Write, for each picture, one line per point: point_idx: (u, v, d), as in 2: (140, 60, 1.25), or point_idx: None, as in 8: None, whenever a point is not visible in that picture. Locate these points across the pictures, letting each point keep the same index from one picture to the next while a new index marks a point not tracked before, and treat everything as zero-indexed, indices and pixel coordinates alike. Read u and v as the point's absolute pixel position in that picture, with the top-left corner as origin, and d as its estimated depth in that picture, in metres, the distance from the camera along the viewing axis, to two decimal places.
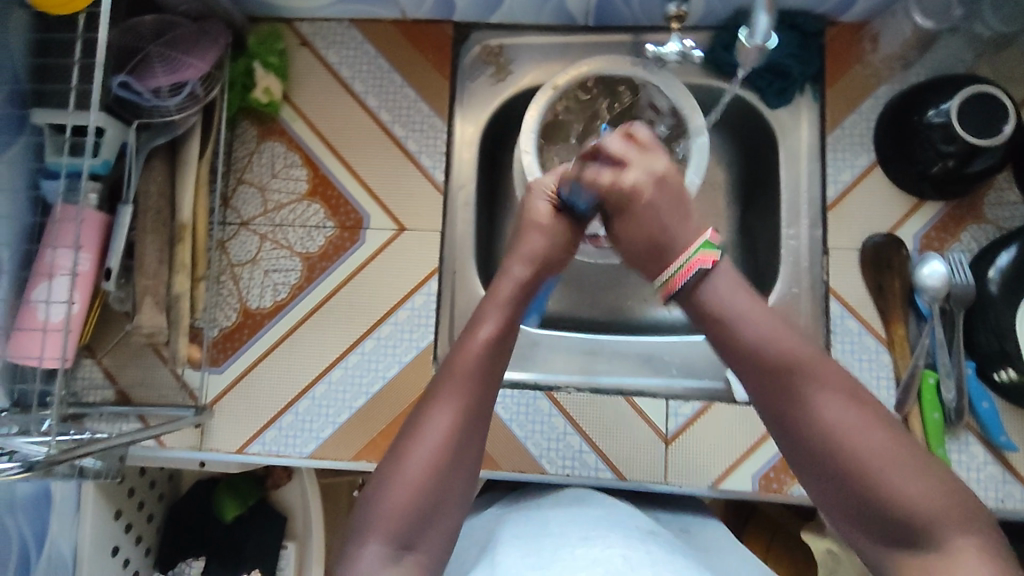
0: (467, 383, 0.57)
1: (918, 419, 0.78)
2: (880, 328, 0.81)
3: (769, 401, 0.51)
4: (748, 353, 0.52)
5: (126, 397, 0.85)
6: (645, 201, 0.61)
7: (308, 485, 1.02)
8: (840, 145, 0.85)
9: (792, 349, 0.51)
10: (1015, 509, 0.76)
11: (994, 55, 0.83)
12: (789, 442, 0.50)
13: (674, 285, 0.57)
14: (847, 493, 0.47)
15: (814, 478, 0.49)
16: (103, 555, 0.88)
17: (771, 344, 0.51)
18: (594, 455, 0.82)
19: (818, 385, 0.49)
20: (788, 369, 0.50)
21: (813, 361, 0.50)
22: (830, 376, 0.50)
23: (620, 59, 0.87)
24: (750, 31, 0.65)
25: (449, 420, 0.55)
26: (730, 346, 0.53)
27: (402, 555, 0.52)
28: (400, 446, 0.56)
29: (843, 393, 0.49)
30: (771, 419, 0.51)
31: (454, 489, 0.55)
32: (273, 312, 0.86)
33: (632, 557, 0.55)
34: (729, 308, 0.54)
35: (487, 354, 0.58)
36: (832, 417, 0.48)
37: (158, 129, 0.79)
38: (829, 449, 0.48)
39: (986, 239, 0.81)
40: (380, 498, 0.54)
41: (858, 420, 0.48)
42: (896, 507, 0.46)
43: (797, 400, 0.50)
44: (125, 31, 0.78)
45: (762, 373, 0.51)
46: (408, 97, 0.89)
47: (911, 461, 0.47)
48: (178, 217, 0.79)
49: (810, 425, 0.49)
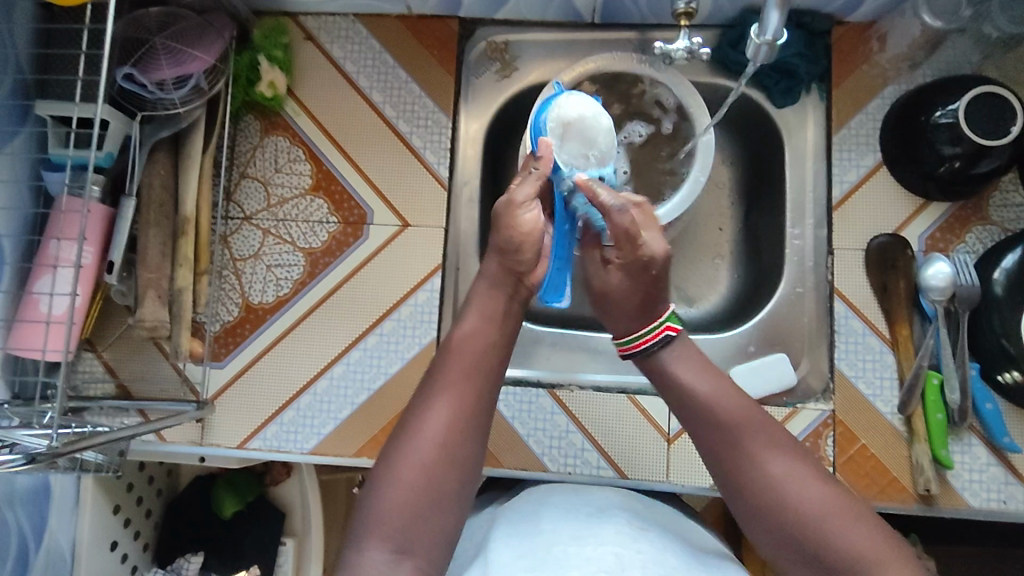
0: (459, 387, 0.61)
1: (921, 420, 0.77)
2: (884, 328, 0.81)
3: (715, 456, 0.59)
4: (699, 414, 0.61)
5: (126, 391, 0.84)
6: (651, 273, 0.66)
7: (307, 482, 1.01)
8: (846, 145, 0.84)
9: (735, 408, 0.60)
10: (1017, 510, 0.76)
11: (1002, 56, 0.83)
12: (732, 494, 0.58)
13: (636, 346, 0.67)
14: (787, 539, 0.55)
15: (758, 525, 0.56)
16: (101, 551, 0.87)
17: (716, 406, 0.60)
18: (596, 453, 0.82)
19: (759, 443, 0.58)
20: (732, 429, 0.59)
21: (752, 420, 0.59)
22: (767, 437, 0.58)
23: (626, 56, 0.87)
24: (760, 27, 0.65)
25: (442, 418, 0.58)
26: (682, 407, 0.62)
27: (400, 558, 0.53)
28: (398, 446, 0.58)
29: (781, 449, 0.58)
30: (717, 473, 0.59)
31: (450, 485, 0.56)
32: (275, 307, 0.85)
33: (624, 553, 0.56)
34: (682, 374, 0.63)
35: (472, 360, 0.63)
36: (769, 471, 0.56)
37: (162, 121, 0.78)
38: (769, 498, 0.56)
39: (992, 240, 0.81)
40: (380, 494, 0.56)
41: (793, 473, 0.56)
42: (828, 549, 0.53)
43: (741, 457, 0.58)
44: (129, 23, 0.77)
45: (710, 431, 0.60)
46: (413, 93, 0.88)
47: (841, 510, 0.54)
48: (181, 210, 0.79)
49: (751, 477, 0.57)
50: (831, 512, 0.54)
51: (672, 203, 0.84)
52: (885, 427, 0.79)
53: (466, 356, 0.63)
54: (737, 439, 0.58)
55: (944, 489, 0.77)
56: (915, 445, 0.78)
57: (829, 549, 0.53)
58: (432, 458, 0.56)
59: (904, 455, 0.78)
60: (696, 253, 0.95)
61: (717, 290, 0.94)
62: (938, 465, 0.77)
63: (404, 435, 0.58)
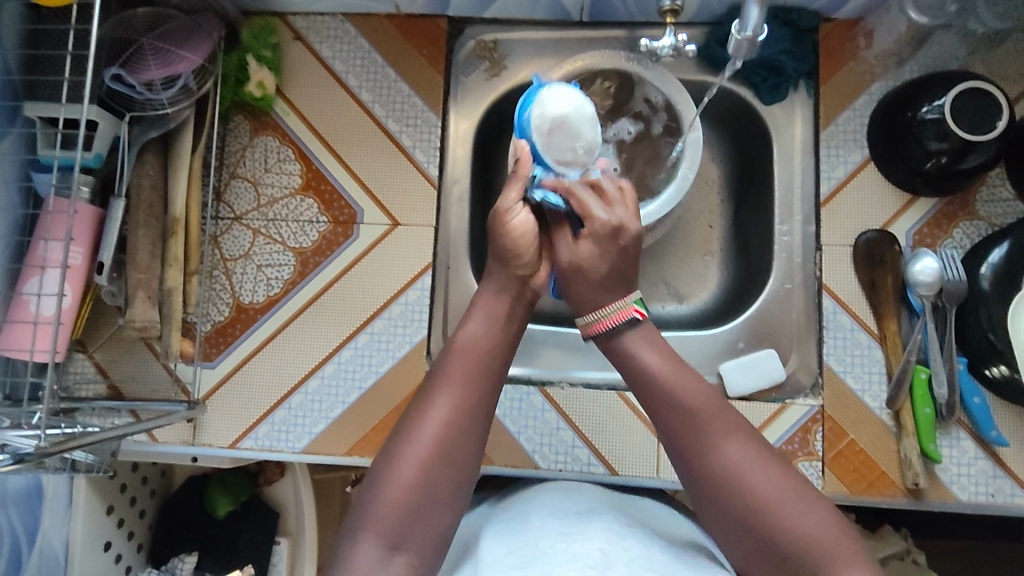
0: (456, 390, 0.61)
1: (909, 415, 0.78)
2: (872, 324, 0.81)
3: (676, 442, 0.60)
4: (662, 398, 0.61)
5: (118, 391, 0.84)
6: (620, 243, 0.68)
7: (300, 482, 1.02)
8: (834, 141, 0.85)
9: (697, 395, 0.61)
10: (1005, 503, 0.77)
11: (988, 52, 0.83)
12: (690, 480, 0.58)
13: (601, 325, 0.66)
14: (737, 522, 0.55)
15: (710, 508, 0.57)
16: (94, 552, 0.87)
17: (680, 393, 0.61)
18: (587, 450, 0.82)
19: (721, 430, 0.59)
20: (692, 414, 0.59)
21: (712, 408, 0.60)
22: (726, 423, 0.59)
23: (615, 55, 0.88)
24: (741, 23, 0.66)
25: (441, 417, 0.59)
26: (645, 389, 0.63)
27: (392, 555, 0.53)
28: (396, 444, 0.58)
29: (741, 437, 0.58)
30: (677, 459, 0.60)
31: (447, 485, 0.57)
32: (266, 306, 0.85)
33: (612, 550, 0.56)
34: (647, 359, 0.64)
35: (475, 362, 0.63)
36: (726, 456, 0.57)
37: (150, 122, 0.78)
38: (727, 483, 0.56)
39: (979, 235, 0.82)
40: (376, 490, 0.56)
41: (753, 460, 0.57)
42: (784, 537, 0.53)
43: (699, 441, 0.58)
44: (117, 23, 0.77)
45: (671, 416, 0.60)
46: (402, 92, 0.89)
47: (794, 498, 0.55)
48: (171, 211, 0.79)
49: (711, 463, 0.57)
50: (788, 499, 0.55)
51: (661, 200, 0.85)
52: (874, 423, 0.80)
53: (468, 358, 0.63)
54: (699, 425, 0.59)
55: (932, 483, 0.78)
56: (903, 439, 0.78)
57: (785, 536, 0.53)
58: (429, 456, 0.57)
59: (893, 450, 0.79)
60: (686, 251, 0.95)
61: (707, 287, 0.94)
62: (925, 459, 0.78)
63: (403, 432, 0.59)
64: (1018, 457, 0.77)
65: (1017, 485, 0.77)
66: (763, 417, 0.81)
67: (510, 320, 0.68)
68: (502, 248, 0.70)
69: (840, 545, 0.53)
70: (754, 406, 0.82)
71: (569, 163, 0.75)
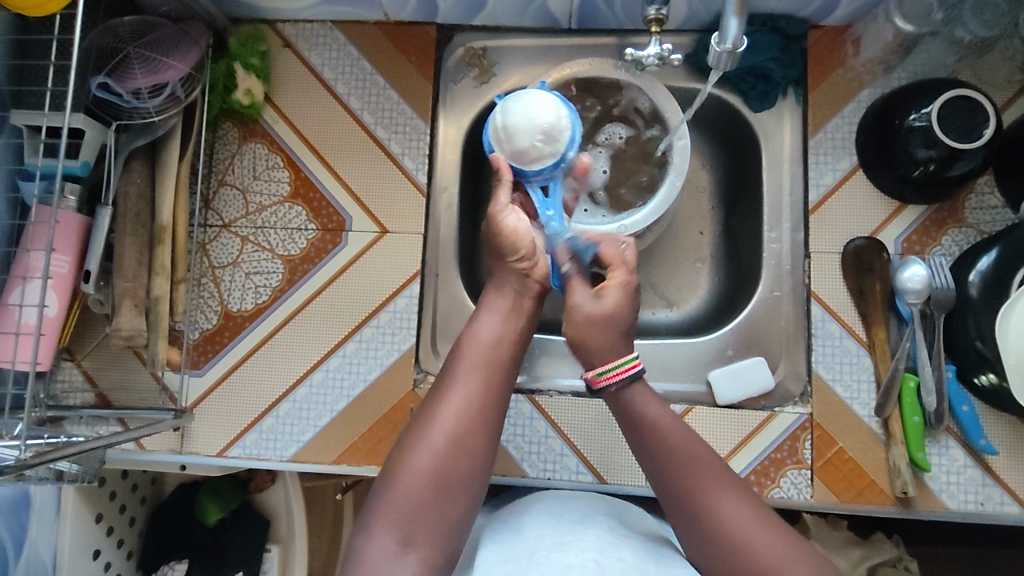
0: (453, 422, 0.62)
1: (897, 423, 0.78)
2: (861, 331, 0.81)
3: (675, 501, 0.61)
4: (662, 450, 0.63)
5: (106, 400, 0.84)
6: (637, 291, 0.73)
7: (291, 490, 1.02)
8: (822, 149, 0.84)
9: (698, 452, 0.62)
10: (994, 512, 0.76)
11: (977, 58, 0.83)
12: (691, 536, 0.60)
13: (614, 376, 0.66)
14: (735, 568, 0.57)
15: (708, 553, 0.58)
16: (83, 561, 0.87)
17: (678, 445, 0.63)
18: (575, 458, 0.82)
19: (715, 480, 0.60)
20: (689, 465, 0.61)
21: (705, 461, 0.62)
22: (720, 475, 0.61)
23: (603, 63, 0.88)
24: (721, 36, 0.67)
25: (461, 400, 0.63)
26: (646, 443, 0.64)
27: (405, 550, 0.57)
28: (417, 427, 0.63)
29: (737, 492, 0.60)
30: (677, 519, 0.61)
31: (468, 465, 0.61)
32: (254, 314, 0.85)
33: (605, 561, 0.56)
34: (650, 415, 0.65)
35: (489, 351, 0.68)
36: (725, 505, 0.59)
37: (138, 130, 0.78)
38: (726, 538, 0.57)
39: (968, 243, 0.81)
40: (397, 469, 0.60)
41: (751, 517, 0.58)
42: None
43: (696, 490, 0.60)
44: (104, 32, 0.77)
45: (672, 475, 0.62)
46: (391, 100, 0.88)
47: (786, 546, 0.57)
48: (158, 219, 0.79)
49: (714, 522, 0.58)
50: (784, 552, 0.56)
51: (649, 207, 0.85)
52: (864, 430, 0.79)
53: (482, 348, 0.68)
54: (696, 479, 0.60)
55: (921, 492, 0.77)
56: (892, 447, 0.78)
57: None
58: (452, 436, 0.61)
59: (882, 458, 0.79)
60: (676, 257, 0.95)
61: (698, 293, 0.94)
62: (914, 468, 0.77)
63: (424, 417, 0.63)
64: (1008, 466, 0.77)
65: (1007, 494, 0.77)
66: (751, 427, 0.81)
67: (516, 301, 0.72)
68: (500, 246, 0.74)
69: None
70: (744, 413, 0.81)
71: (533, 158, 0.76)
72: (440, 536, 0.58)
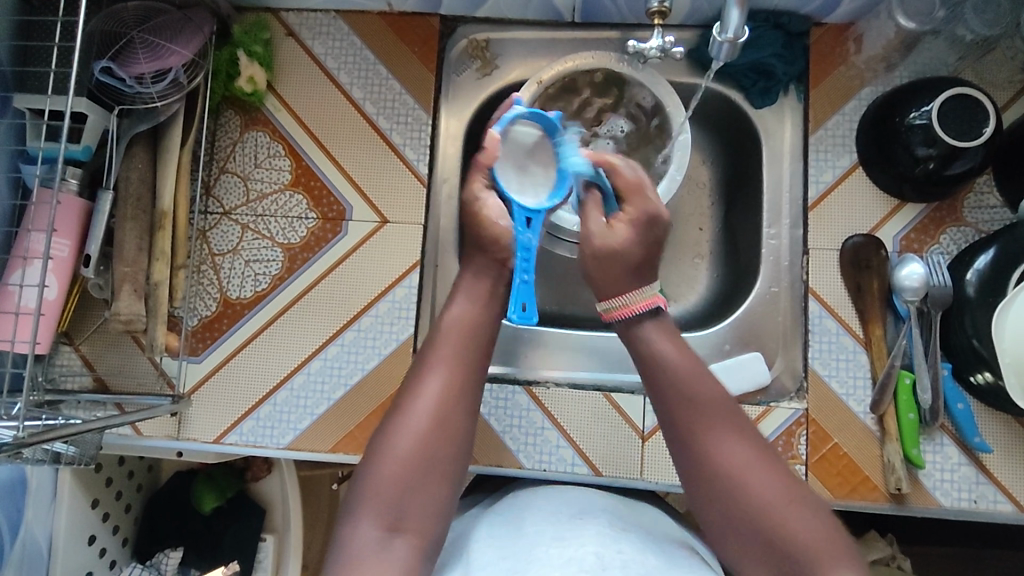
0: (434, 419, 0.60)
1: (893, 419, 0.78)
2: (858, 328, 0.82)
3: (677, 442, 0.62)
4: (667, 388, 0.63)
5: (104, 384, 0.84)
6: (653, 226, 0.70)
7: (287, 479, 1.01)
8: (823, 146, 0.85)
9: (703, 391, 0.62)
10: (987, 510, 0.77)
11: (978, 58, 0.84)
12: (688, 473, 0.61)
13: (626, 310, 0.68)
14: (730, 510, 0.58)
15: (705, 493, 0.60)
16: (78, 545, 0.87)
17: (684, 384, 0.63)
18: (571, 450, 0.82)
19: (716, 422, 0.61)
20: (691, 405, 0.62)
21: (709, 401, 0.62)
22: (723, 415, 0.61)
23: (607, 55, 0.87)
24: (722, 25, 0.67)
25: (442, 388, 0.62)
26: (651, 378, 0.65)
27: (394, 532, 0.56)
28: (396, 418, 0.61)
29: (740, 437, 0.61)
30: (677, 454, 0.62)
31: (447, 448, 0.60)
32: (253, 302, 0.85)
33: (607, 555, 0.56)
34: (656, 352, 0.65)
35: (464, 335, 0.67)
36: (724, 447, 0.60)
37: (139, 116, 0.78)
38: (727, 491, 0.58)
39: (966, 241, 0.82)
40: (377, 455, 0.59)
41: (747, 460, 0.59)
42: (773, 531, 0.56)
43: (698, 431, 0.61)
44: (108, 16, 0.77)
45: (674, 407, 0.63)
46: (393, 90, 0.89)
47: (778, 492, 0.57)
48: (158, 204, 0.79)
49: (710, 462, 0.60)
50: (775, 497, 0.57)
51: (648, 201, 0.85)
52: (859, 427, 0.80)
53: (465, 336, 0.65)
54: (698, 420, 0.61)
55: (915, 487, 0.78)
56: (887, 444, 0.78)
57: (769, 531, 0.56)
58: (432, 419, 0.60)
59: (877, 454, 0.79)
60: (675, 252, 0.95)
61: (696, 289, 0.94)
62: (909, 464, 0.78)
63: (402, 404, 0.62)
64: (1003, 465, 0.77)
65: (1000, 492, 0.77)
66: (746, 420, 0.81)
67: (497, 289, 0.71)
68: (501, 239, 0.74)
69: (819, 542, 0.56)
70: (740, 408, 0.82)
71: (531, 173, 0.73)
72: (433, 519, 0.58)
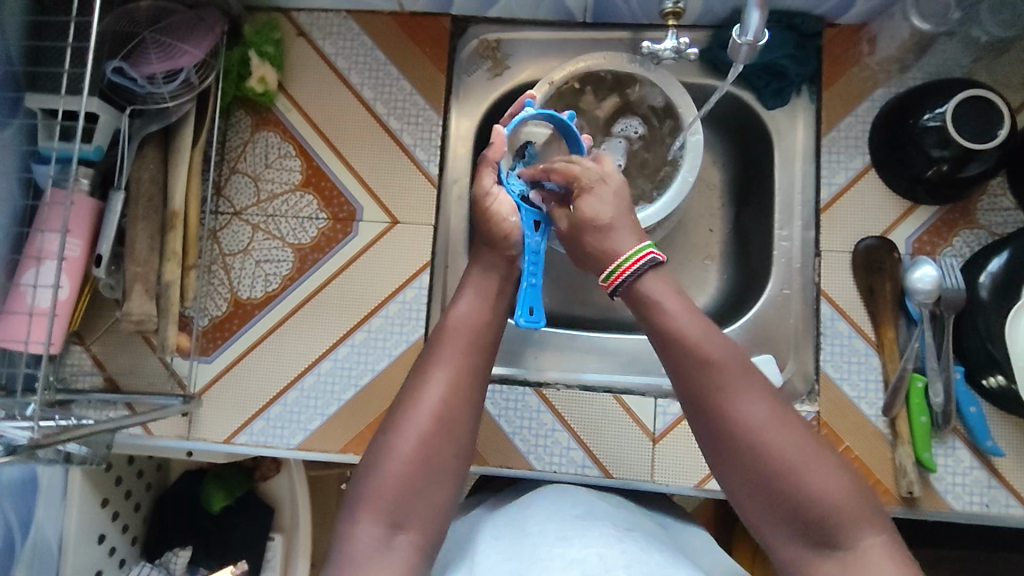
0: (447, 421, 0.60)
1: (904, 422, 0.78)
2: (870, 331, 0.81)
3: (694, 407, 0.58)
4: (681, 348, 0.59)
5: (115, 383, 0.84)
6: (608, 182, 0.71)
7: (297, 479, 1.01)
8: (835, 147, 0.84)
9: (720, 351, 0.58)
10: (1000, 514, 0.77)
11: (993, 60, 0.83)
12: (708, 439, 0.57)
13: (623, 272, 0.65)
14: (754, 477, 0.54)
15: (727, 459, 0.56)
16: (88, 544, 0.87)
17: (699, 344, 0.58)
18: (582, 452, 0.82)
19: (736, 381, 0.57)
20: (707, 364, 0.57)
21: (727, 359, 0.57)
22: (743, 375, 0.57)
23: (619, 55, 0.87)
24: (742, 27, 0.67)
25: (454, 391, 0.62)
26: (663, 339, 0.61)
27: (406, 534, 0.56)
28: (407, 419, 0.61)
29: (763, 398, 0.56)
30: (695, 419, 0.58)
31: (457, 450, 0.60)
32: (264, 302, 0.85)
33: (609, 556, 0.55)
34: (669, 314, 0.61)
35: (476, 337, 0.66)
36: (746, 409, 0.55)
37: (152, 116, 0.79)
38: (751, 456, 0.54)
39: (979, 244, 0.81)
40: (387, 452, 0.59)
41: (769, 416, 0.55)
42: (802, 496, 0.52)
43: (716, 393, 0.57)
44: (120, 15, 0.77)
45: (689, 369, 0.58)
46: (404, 91, 0.88)
47: (806, 455, 0.53)
48: (170, 205, 0.79)
49: (731, 426, 0.55)
50: (801, 454, 0.53)
51: (661, 201, 0.85)
52: (870, 430, 0.79)
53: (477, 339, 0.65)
54: (716, 381, 0.57)
55: (927, 490, 0.77)
56: (899, 446, 0.78)
57: (797, 497, 0.52)
58: (446, 421, 0.60)
59: (889, 458, 0.79)
60: (686, 253, 0.95)
61: (706, 290, 0.94)
62: (921, 467, 0.77)
63: (410, 400, 0.62)
64: (1014, 469, 0.77)
65: (1013, 496, 0.77)
66: None
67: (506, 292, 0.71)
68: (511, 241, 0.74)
69: (852, 506, 0.52)
70: None
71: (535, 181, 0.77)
72: (444, 520, 0.58)
